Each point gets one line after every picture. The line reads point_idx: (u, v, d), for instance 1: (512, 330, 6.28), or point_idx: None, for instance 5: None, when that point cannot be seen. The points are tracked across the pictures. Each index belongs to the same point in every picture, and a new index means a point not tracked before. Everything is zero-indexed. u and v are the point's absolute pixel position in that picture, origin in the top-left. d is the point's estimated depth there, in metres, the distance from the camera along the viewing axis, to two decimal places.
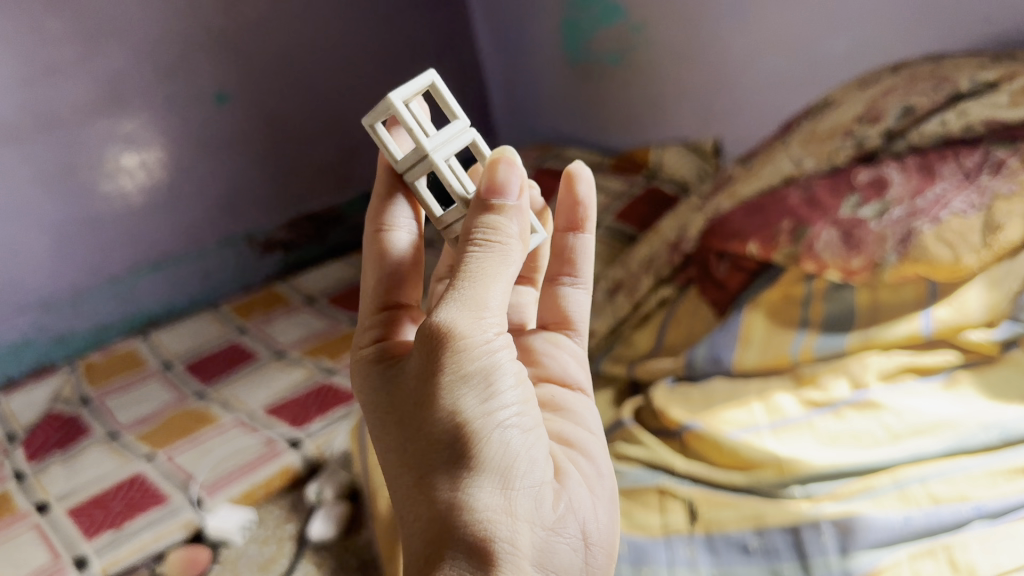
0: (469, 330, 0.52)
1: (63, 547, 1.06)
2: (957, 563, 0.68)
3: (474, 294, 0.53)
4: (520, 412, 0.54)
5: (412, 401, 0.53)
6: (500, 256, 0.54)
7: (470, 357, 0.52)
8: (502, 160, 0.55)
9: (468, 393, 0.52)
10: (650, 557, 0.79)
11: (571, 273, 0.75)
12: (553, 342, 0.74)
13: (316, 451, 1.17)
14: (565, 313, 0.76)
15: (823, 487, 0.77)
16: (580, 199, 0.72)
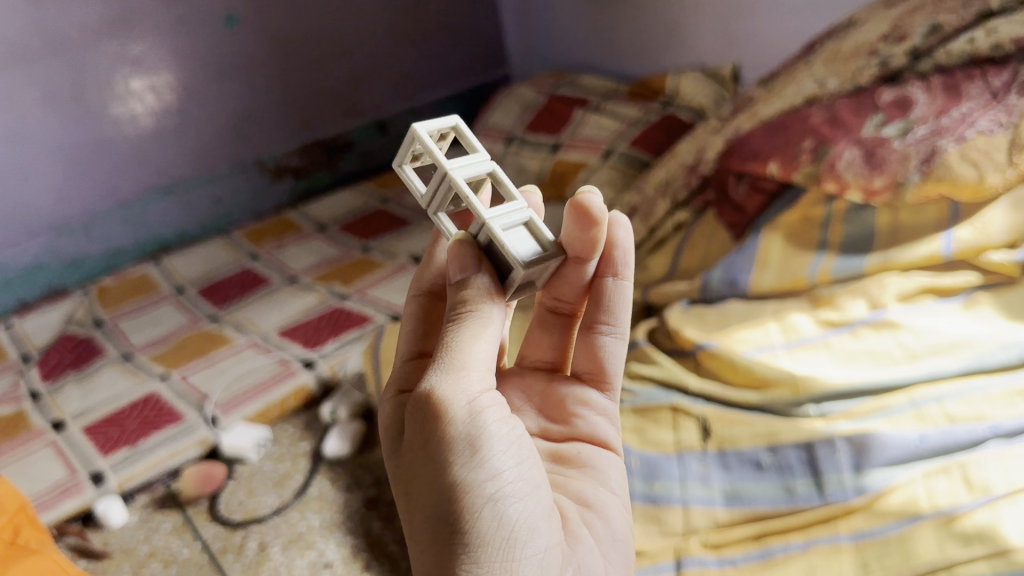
0: (451, 402, 0.50)
1: (79, 463, 1.07)
2: (971, 480, 0.69)
3: (453, 362, 0.52)
4: (511, 477, 0.51)
5: (408, 471, 0.52)
6: (477, 323, 0.53)
7: (453, 428, 0.50)
8: (455, 244, 0.57)
9: (457, 460, 0.50)
10: (662, 473, 0.81)
11: (607, 320, 0.65)
12: (584, 397, 0.66)
13: (330, 372, 1.18)
14: (595, 363, 0.66)
15: (838, 406, 0.78)
16: (618, 240, 0.63)
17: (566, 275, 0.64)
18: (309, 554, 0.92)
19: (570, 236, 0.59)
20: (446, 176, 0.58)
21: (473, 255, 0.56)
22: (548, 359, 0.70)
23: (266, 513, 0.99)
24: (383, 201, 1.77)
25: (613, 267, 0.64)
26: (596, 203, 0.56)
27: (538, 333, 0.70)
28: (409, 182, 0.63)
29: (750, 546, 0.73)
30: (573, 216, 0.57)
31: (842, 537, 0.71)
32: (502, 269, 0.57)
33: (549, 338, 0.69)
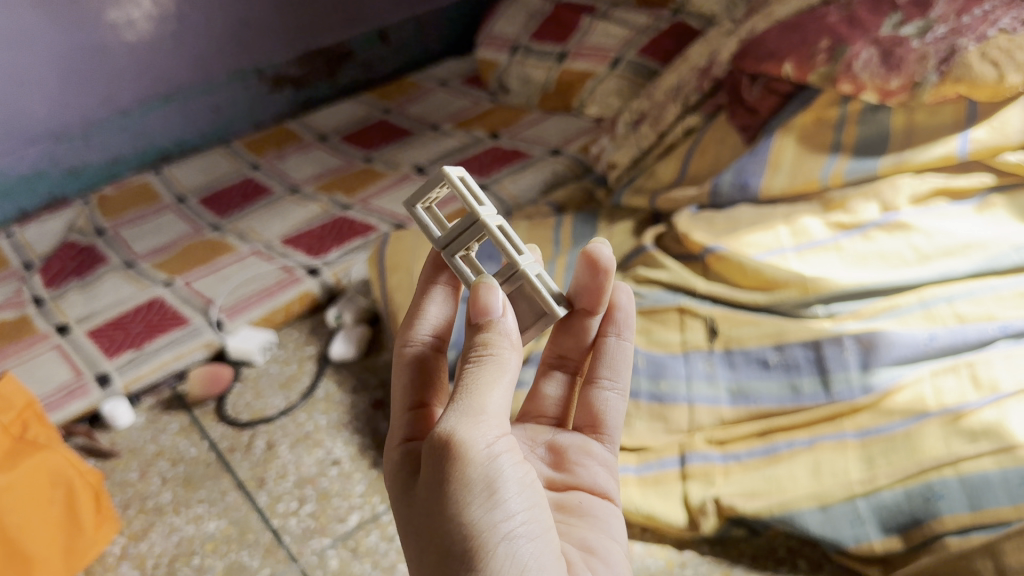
0: (471, 445, 0.47)
1: (84, 365, 1.08)
2: (979, 379, 0.69)
3: (471, 404, 0.48)
4: (524, 516, 0.49)
5: (416, 507, 0.49)
6: (495, 366, 0.50)
7: (472, 471, 0.47)
8: (480, 285, 0.53)
9: (471, 501, 0.47)
10: (668, 371, 0.81)
11: (609, 374, 0.67)
12: (586, 447, 0.65)
13: (335, 280, 1.18)
14: (595, 414, 0.66)
15: (846, 307, 0.78)
16: (621, 302, 0.66)
17: (572, 325, 0.67)
18: (317, 452, 0.93)
19: (579, 284, 0.63)
20: (478, 222, 0.57)
21: (498, 303, 0.52)
22: (550, 413, 0.69)
23: (274, 413, 1.00)
24: (384, 112, 1.75)
25: (616, 327, 0.66)
26: (603, 255, 0.60)
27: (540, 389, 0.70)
28: (425, 225, 0.62)
29: (755, 442, 0.75)
30: (584, 266, 0.61)
31: (848, 434, 0.71)
32: (532, 312, 0.58)
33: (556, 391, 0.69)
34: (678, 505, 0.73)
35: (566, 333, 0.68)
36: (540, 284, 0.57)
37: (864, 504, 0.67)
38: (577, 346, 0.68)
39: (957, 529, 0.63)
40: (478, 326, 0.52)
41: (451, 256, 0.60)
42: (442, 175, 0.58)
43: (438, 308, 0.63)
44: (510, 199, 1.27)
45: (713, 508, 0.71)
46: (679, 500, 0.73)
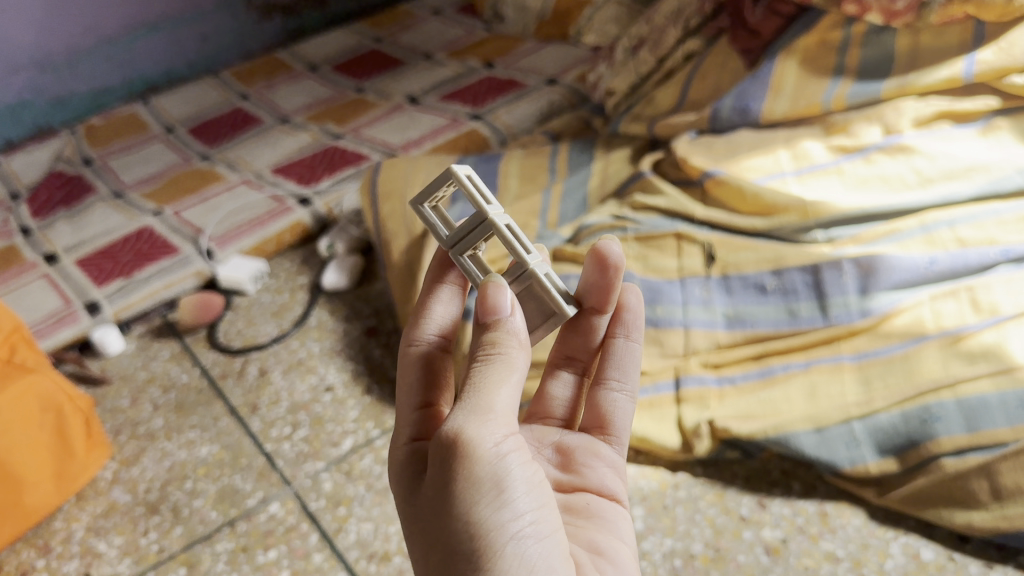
0: (480, 443, 0.43)
1: (73, 293, 1.06)
2: (979, 302, 0.69)
3: (479, 400, 0.45)
4: (535, 518, 0.45)
5: (422, 507, 0.46)
6: (505, 363, 0.46)
7: (480, 469, 0.43)
8: (487, 283, 0.48)
9: (479, 500, 0.43)
10: (665, 297, 0.79)
11: (617, 374, 0.60)
12: (593, 448, 0.59)
13: (326, 209, 1.16)
14: (602, 415, 0.60)
15: (846, 232, 0.77)
16: (630, 302, 0.60)
17: (578, 324, 0.61)
18: (311, 378, 0.93)
19: (587, 281, 0.57)
20: (488, 222, 0.52)
21: (507, 302, 0.48)
22: (555, 413, 0.62)
23: (266, 341, 0.99)
24: (375, 41, 1.71)
25: (625, 327, 0.60)
26: (613, 252, 0.55)
27: (546, 390, 0.62)
28: (431, 222, 0.56)
29: (750, 365, 0.74)
30: (593, 262, 0.56)
31: (844, 357, 0.71)
32: (540, 313, 0.53)
33: (561, 390, 0.62)
34: (672, 429, 0.73)
35: (573, 332, 0.61)
36: (551, 283, 0.53)
37: (860, 426, 0.67)
38: (585, 347, 0.62)
39: (953, 451, 0.63)
40: (483, 326, 0.48)
41: (458, 256, 0.55)
42: (449, 172, 0.53)
43: (445, 307, 0.57)
44: (504, 129, 1.26)
45: (707, 431, 0.71)
46: (674, 423, 0.73)
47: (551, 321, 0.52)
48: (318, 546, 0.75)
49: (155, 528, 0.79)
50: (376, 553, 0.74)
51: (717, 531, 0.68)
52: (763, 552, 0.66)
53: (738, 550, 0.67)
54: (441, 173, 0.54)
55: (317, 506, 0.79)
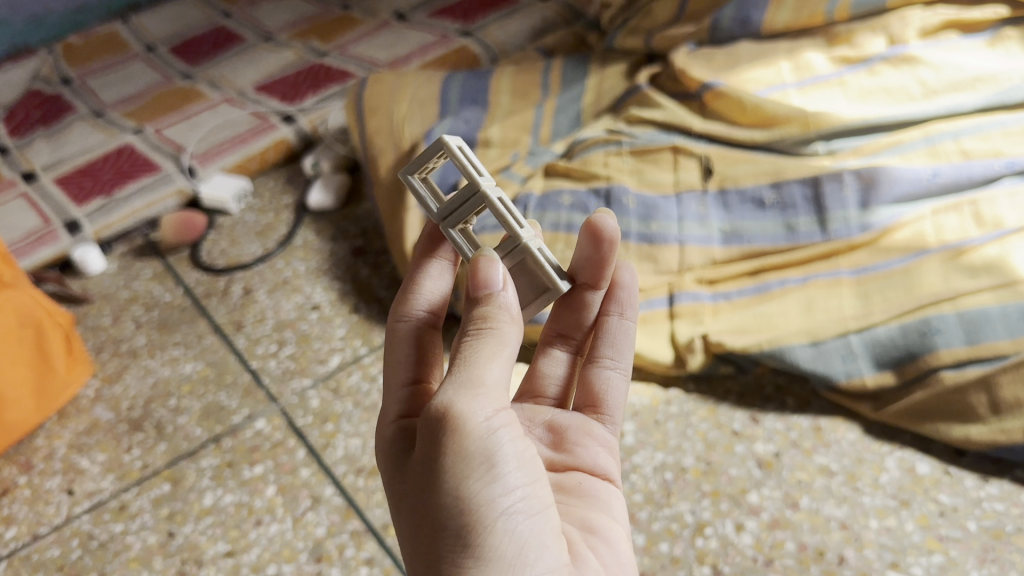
0: (470, 417, 0.39)
1: (52, 212, 1.03)
2: (982, 216, 0.67)
3: (470, 372, 0.41)
4: (527, 496, 0.41)
5: (408, 482, 0.42)
6: (497, 336, 0.42)
7: (470, 445, 0.39)
8: (479, 256, 0.44)
9: (470, 476, 0.39)
10: (660, 213, 0.77)
11: (611, 352, 0.57)
12: (586, 428, 0.55)
13: (311, 127, 1.13)
14: (594, 393, 0.57)
15: (848, 144, 0.75)
16: (626, 280, 0.56)
17: (571, 300, 0.56)
18: (296, 297, 0.91)
19: (581, 254, 0.53)
20: (483, 197, 0.47)
21: (499, 274, 0.44)
22: (548, 392, 0.58)
23: (250, 260, 0.97)
24: None
25: (619, 304, 0.56)
26: (610, 229, 0.51)
27: (537, 369, 0.58)
28: (419, 193, 0.50)
29: (745, 281, 0.72)
30: (587, 238, 0.52)
31: (843, 272, 0.69)
32: (530, 288, 0.49)
33: (554, 367, 0.58)
34: (665, 343, 0.70)
35: (565, 310, 0.57)
36: (543, 258, 0.49)
37: (857, 339, 0.65)
38: (579, 326, 0.58)
39: (953, 364, 0.62)
40: (473, 298, 0.44)
41: (447, 230, 0.50)
42: (443, 144, 0.48)
43: (435, 283, 0.53)
44: (496, 46, 1.24)
45: (701, 345, 0.69)
46: (666, 338, 0.71)
47: (543, 297, 0.49)
48: (306, 461, 0.74)
49: (138, 445, 0.78)
50: (364, 468, 0.73)
51: (709, 445, 0.67)
52: (755, 466, 0.65)
53: (730, 464, 0.66)
54: (434, 142, 0.49)
55: (304, 422, 0.77)
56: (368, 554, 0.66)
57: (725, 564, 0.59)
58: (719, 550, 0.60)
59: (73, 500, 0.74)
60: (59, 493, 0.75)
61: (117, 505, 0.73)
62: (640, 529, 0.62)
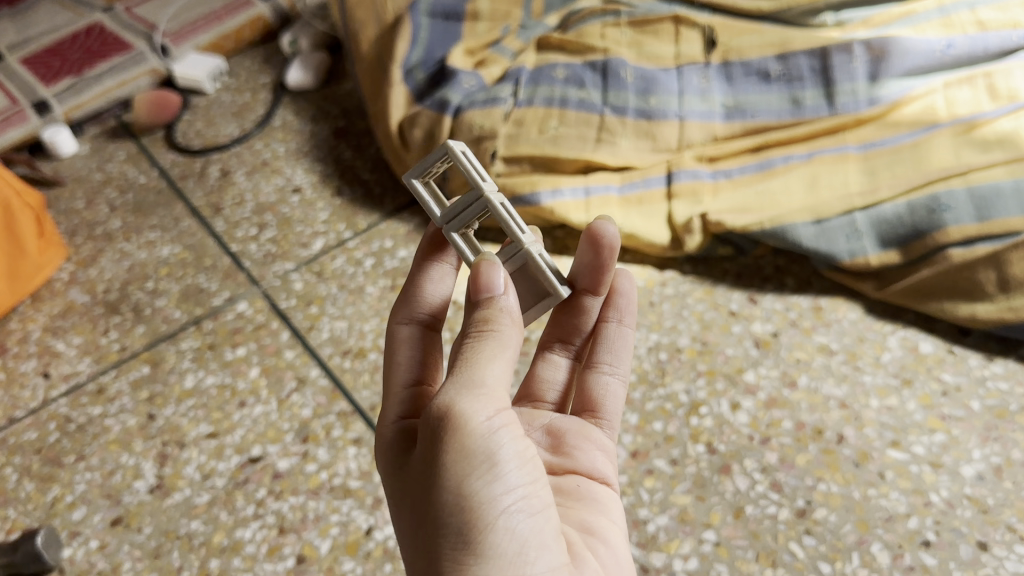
0: (472, 417, 0.36)
1: (19, 92, 0.95)
2: (996, 90, 0.65)
3: (471, 372, 0.38)
4: (529, 495, 0.38)
5: (407, 484, 0.39)
6: (500, 339, 0.39)
7: (471, 444, 0.36)
8: (480, 261, 0.40)
9: (470, 474, 0.36)
10: (660, 87, 0.72)
11: (610, 358, 0.52)
12: (585, 431, 0.50)
13: (289, 4, 1.08)
14: (592, 398, 0.52)
15: (858, 15, 0.73)
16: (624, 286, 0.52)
17: (567, 304, 0.52)
18: (276, 179, 0.87)
19: (581, 262, 0.49)
20: (486, 201, 0.44)
21: (502, 278, 0.40)
22: (547, 397, 0.53)
23: (228, 142, 0.93)
24: None
25: (618, 310, 0.52)
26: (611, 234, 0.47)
27: (533, 375, 0.53)
28: (421, 197, 0.46)
29: (747, 159, 0.69)
30: (586, 242, 0.48)
31: (849, 147, 0.66)
32: (529, 294, 0.45)
33: (554, 372, 0.53)
34: (662, 224, 0.68)
35: (562, 314, 0.53)
36: (545, 263, 0.44)
37: (863, 218, 0.63)
38: (577, 332, 0.53)
39: (962, 241, 0.59)
40: (475, 304, 0.41)
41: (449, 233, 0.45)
42: (446, 146, 0.44)
43: (440, 286, 0.49)
44: None
45: (699, 226, 0.66)
46: (663, 219, 0.68)
47: (543, 303, 0.44)
48: (290, 343, 0.71)
49: (115, 328, 0.75)
50: (351, 350, 0.70)
51: (705, 326, 0.65)
52: (752, 346, 0.63)
53: (726, 344, 0.64)
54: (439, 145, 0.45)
55: (287, 305, 0.75)
56: (356, 435, 0.64)
57: (721, 443, 0.58)
58: (714, 429, 0.59)
59: (49, 383, 0.72)
60: (35, 376, 0.72)
61: (95, 388, 0.71)
62: (633, 409, 0.61)
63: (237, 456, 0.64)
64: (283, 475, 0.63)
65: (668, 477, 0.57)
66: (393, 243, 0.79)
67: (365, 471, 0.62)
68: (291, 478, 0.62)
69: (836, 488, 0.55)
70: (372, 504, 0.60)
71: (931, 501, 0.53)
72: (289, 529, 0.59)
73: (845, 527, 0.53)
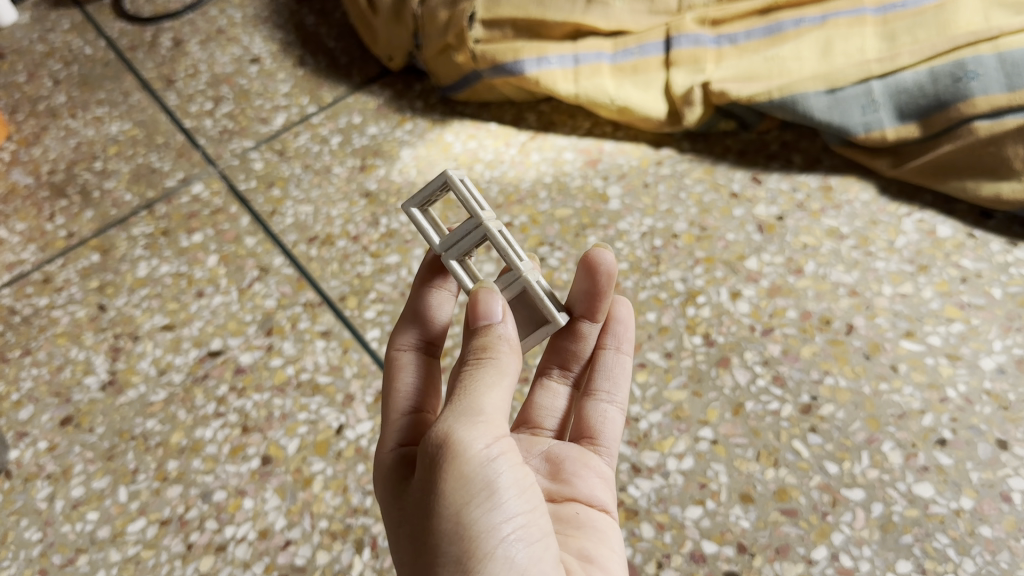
0: (469, 446, 0.32)
1: None
2: None
3: (467, 399, 0.33)
4: (531, 523, 0.33)
5: (399, 513, 0.34)
6: (498, 369, 0.34)
7: (469, 476, 0.31)
8: (478, 286, 0.36)
9: (469, 505, 0.31)
10: None
11: (607, 385, 0.46)
12: (585, 459, 0.44)
13: None
14: (590, 423, 0.45)
15: None
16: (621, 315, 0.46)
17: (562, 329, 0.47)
18: (233, 50, 0.80)
19: (577, 288, 0.44)
20: (486, 233, 0.39)
21: (502, 307, 0.36)
22: (546, 424, 0.47)
23: (180, 9, 0.85)
24: None
25: (616, 337, 0.47)
26: (606, 263, 0.42)
27: (533, 402, 0.47)
28: (418, 224, 0.41)
29: (754, 22, 0.62)
30: (581, 270, 0.43)
31: (867, 10, 0.59)
32: (528, 319, 0.41)
33: (552, 399, 0.47)
34: (659, 96, 0.63)
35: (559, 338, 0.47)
36: (543, 288, 0.40)
37: (881, 86, 0.57)
38: (577, 361, 0.47)
39: (989, 113, 0.53)
40: (470, 332, 0.36)
41: (448, 261, 0.40)
42: (443, 176, 0.39)
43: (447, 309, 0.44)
44: None
45: (700, 97, 0.61)
46: (661, 90, 0.63)
47: (542, 330, 0.40)
48: (251, 229, 0.66)
49: (62, 212, 0.69)
50: (317, 237, 0.64)
51: (704, 209, 0.60)
52: (756, 230, 0.58)
53: (727, 229, 0.59)
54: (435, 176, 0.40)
55: (247, 188, 0.68)
56: (324, 328, 0.59)
57: (719, 335, 0.53)
58: (712, 319, 0.54)
59: None
60: None
61: (41, 278, 0.65)
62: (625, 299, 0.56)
63: (195, 350, 0.59)
64: (245, 371, 0.58)
65: (663, 371, 0.52)
66: (361, 118, 0.72)
67: (335, 366, 0.57)
68: (254, 374, 0.57)
69: (844, 383, 0.50)
70: (343, 401, 0.55)
71: (948, 396, 0.49)
72: (252, 428, 0.55)
73: (855, 425, 0.49)
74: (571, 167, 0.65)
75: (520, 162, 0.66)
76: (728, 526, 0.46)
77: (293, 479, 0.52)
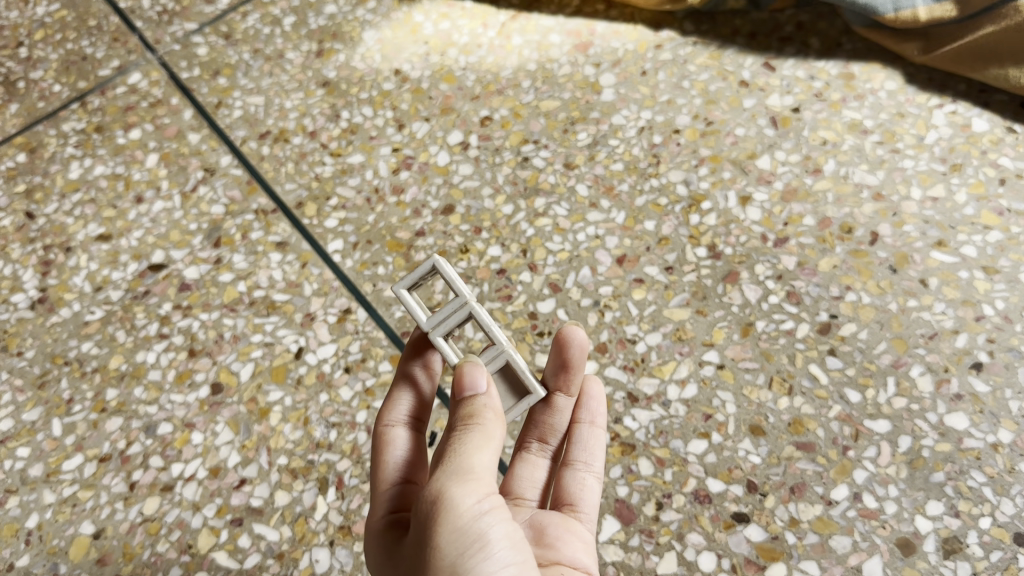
0: (460, 501, 0.30)
1: None
2: None
3: (455, 459, 0.31)
4: (524, 574, 0.31)
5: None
6: (486, 438, 0.32)
7: (459, 528, 0.30)
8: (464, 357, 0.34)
9: (461, 555, 0.29)
10: None
11: (585, 453, 0.40)
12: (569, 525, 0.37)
13: None
14: (568, 493, 0.39)
15: None
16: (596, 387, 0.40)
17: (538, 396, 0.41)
18: None
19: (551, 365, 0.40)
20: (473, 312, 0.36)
21: (489, 379, 0.33)
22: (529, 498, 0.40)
23: None
24: None
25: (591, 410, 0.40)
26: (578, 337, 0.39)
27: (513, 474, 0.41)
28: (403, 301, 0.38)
29: None
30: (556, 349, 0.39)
31: None
32: (510, 392, 0.37)
33: (532, 470, 0.40)
34: None
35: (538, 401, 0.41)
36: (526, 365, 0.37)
37: None
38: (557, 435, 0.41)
39: None
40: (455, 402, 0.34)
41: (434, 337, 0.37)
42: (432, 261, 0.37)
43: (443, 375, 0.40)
44: None
45: None
46: None
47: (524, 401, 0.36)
48: (194, 124, 0.58)
49: None
50: (270, 132, 0.57)
51: (709, 99, 0.53)
52: (768, 124, 0.51)
53: (736, 122, 0.52)
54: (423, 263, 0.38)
55: (189, 76, 0.60)
56: (279, 238, 0.52)
57: (726, 246, 0.47)
58: (719, 228, 0.48)
59: None
60: None
61: None
62: (620, 206, 0.50)
63: (135, 263, 0.52)
64: (191, 287, 0.51)
65: (663, 287, 0.46)
66: None
67: (293, 282, 0.50)
68: (201, 290, 0.51)
69: (867, 300, 0.45)
70: (303, 322, 0.49)
71: (985, 314, 0.44)
72: (200, 352, 0.48)
73: (880, 346, 0.43)
74: (557, 52, 0.57)
75: (499, 46, 0.58)
76: (737, 462, 0.41)
77: (247, 411, 0.46)
